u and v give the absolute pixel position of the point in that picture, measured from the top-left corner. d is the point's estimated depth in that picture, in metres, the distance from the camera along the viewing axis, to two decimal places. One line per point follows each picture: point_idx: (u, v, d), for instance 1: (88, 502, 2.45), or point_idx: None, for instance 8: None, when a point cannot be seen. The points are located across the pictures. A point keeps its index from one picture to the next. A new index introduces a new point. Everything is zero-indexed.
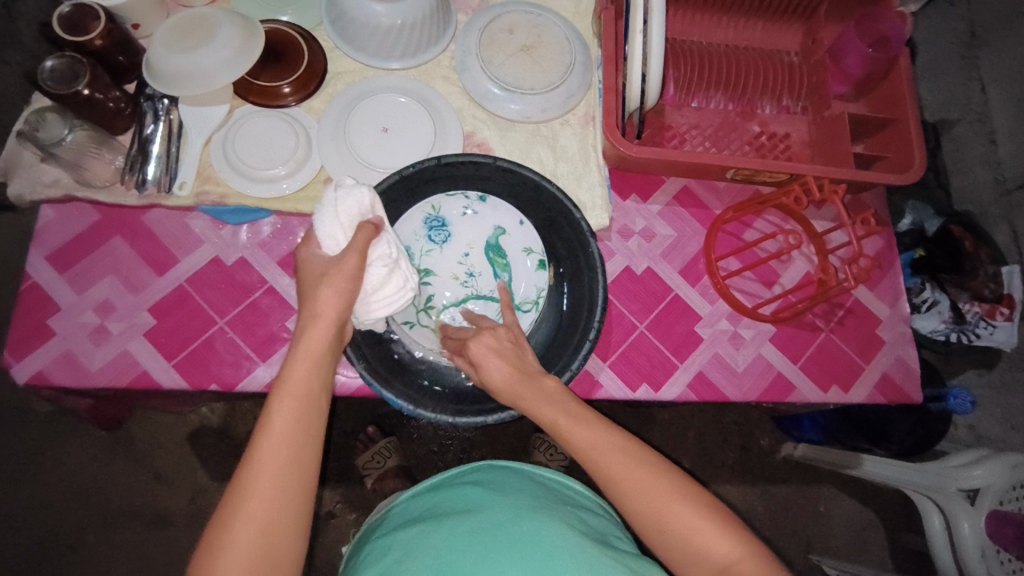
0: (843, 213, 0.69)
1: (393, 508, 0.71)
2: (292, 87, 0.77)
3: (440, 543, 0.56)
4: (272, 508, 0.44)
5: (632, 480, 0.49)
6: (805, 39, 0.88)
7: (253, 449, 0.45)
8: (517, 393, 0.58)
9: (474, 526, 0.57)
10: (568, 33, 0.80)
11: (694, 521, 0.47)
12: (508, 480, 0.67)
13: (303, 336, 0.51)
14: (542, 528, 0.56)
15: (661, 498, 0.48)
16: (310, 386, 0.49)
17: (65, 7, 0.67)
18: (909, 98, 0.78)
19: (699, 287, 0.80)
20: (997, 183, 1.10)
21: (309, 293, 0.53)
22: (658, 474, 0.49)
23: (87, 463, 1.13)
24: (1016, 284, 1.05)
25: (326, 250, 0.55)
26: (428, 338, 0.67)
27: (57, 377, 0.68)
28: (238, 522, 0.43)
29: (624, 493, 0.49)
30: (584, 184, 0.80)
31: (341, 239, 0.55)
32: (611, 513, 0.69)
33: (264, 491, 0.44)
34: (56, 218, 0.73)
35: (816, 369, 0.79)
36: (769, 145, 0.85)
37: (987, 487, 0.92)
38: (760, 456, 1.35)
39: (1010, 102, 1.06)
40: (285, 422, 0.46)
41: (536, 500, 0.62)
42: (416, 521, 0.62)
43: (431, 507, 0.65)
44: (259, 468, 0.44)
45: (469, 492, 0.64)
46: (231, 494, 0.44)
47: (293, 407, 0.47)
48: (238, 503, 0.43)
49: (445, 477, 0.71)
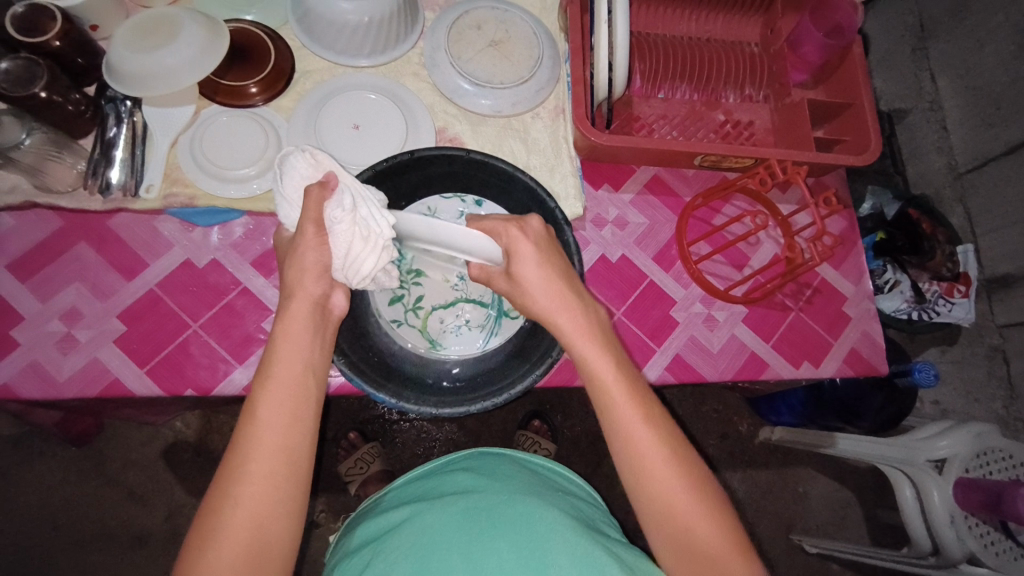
0: (806, 192, 0.72)
1: (383, 494, 0.71)
2: (258, 87, 0.76)
3: (432, 525, 0.56)
4: (263, 496, 0.43)
5: (660, 481, 0.48)
6: (764, 31, 0.91)
7: (242, 435, 0.45)
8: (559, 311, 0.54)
9: (467, 507, 0.57)
10: (536, 28, 0.81)
11: (689, 503, 0.47)
12: (498, 464, 0.67)
13: (283, 317, 0.51)
14: (534, 508, 0.57)
15: (675, 489, 0.48)
16: (298, 372, 0.48)
17: (18, 8, 0.66)
18: (864, 83, 0.81)
19: (673, 272, 0.82)
20: (950, 168, 1.15)
21: (289, 276, 0.53)
22: (665, 446, 0.49)
23: (56, 484, 1.09)
24: (970, 261, 1.11)
25: (288, 222, 0.57)
26: (416, 337, 0.71)
27: (24, 390, 0.66)
28: (230, 508, 0.43)
29: (631, 459, 0.49)
30: (557, 175, 0.82)
31: (294, 209, 0.57)
32: (595, 497, 0.70)
33: (254, 478, 0.44)
34: (17, 225, 0.71)
35: (788, 347, 0.82)
36: (733, 133, 0.87)
37: (953, 456, 0.96)
38: (738, 442, 1.38)
39: (958, 90, 1.11)
40: (274, 408, 0.46)
41: (526, 483, 0.63)
42: (408, 503, 0.63)
43: (422, 491, 0.65)
44: (249, 455, 0.44)
45: (459, 476, 0.64)
46: (221, 480, 0.44)
47: (281, 394, 0.47)
48: (229, 490, 0.43)
49: (435, 464, 0.71)
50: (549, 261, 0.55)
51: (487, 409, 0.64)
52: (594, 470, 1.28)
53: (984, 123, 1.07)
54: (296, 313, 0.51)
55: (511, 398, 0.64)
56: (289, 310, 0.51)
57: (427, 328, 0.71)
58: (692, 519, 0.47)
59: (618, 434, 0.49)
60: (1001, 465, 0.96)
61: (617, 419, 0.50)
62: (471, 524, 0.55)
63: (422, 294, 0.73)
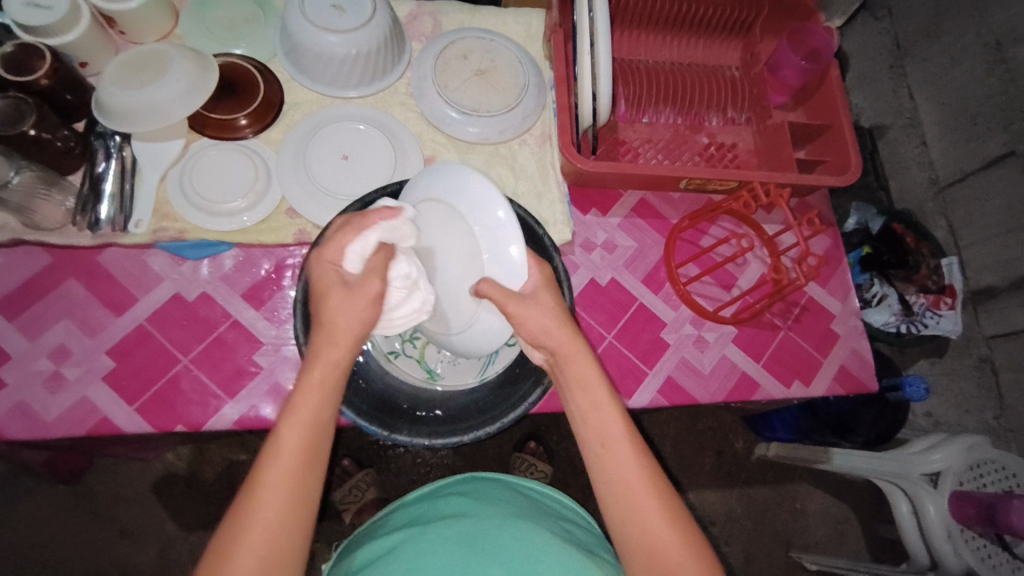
0: (789, 214, 0.74)
1: (380, 519, 0.70)
2: (248, 119, 0.77)
3: (426, 548, 0.56)
4: (270, 546, 0.42)
5: (650, 533, 0.47)
6: (744, 55, 0.93)
7: (254, 479, 0.43)
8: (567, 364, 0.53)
9: (462, 530, 0.58)
10: (521, 57, 0.83)
11: (683, 555, 0.46)
12: (492, 489, 0.67)
13: (317, 359, 0.48)
14: (529, 532, 0.57)
15: (662, 537, 0.47)
16: (322, 415, 0.46)
17: (8, 47, 0.66)
18: (841, 105, 0.83)
19: (662, 294, 0.83)
20: (931, 182, 1.18)
21: (320, 310, 0.50)
22: (660, 497, 0.48)
23: (43, 522, 1.07)
24: (955, 275, 1.12)
25: (350, 275, 0.52)
26: (414, 369, 0.70)
27: (11, 430, 0.65)
28: (235, 558, 0.41)
29: (621, 510, 0.48)
30: (545, 201, 0.82)
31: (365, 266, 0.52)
32: (588, 519, 0.71)
33: (270, 527, 0.42)
34: (5, 263, 0.71)
35: (778, 367, 0.82)
36: (717, 155, 0.89)
37: (947, 469, 0.96)
38: (735, 458, 1.38)
39: (935, 107, 1.14)
40: (291, 453, 0.44)
41: (519, 507, 0.63)
42: (404, 526, 0.62)
43: (416, 515, 0.64)
44: (262, 501, 0.42)
45: (454, 500, 0.65)
46: (227, 525, 0.42)
47: (300, 436, 0.45)
48: (235, 537, 0.42)
49: (428, 489, 0.71)
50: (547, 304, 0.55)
51: (479, 439, 0.66)
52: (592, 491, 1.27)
53: (963, 138, 1.09)
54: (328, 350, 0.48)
55: (504, 427, 0.66)
56: (317, 348, 0.48)
57: (424, 359, 0.71)
58: (683, 553, 0.47)
59: (610, 479, 0.49)
60: (995, 477, 0.96)
61: (614, 464, 0.49)
62: (466, 546, 0.56)
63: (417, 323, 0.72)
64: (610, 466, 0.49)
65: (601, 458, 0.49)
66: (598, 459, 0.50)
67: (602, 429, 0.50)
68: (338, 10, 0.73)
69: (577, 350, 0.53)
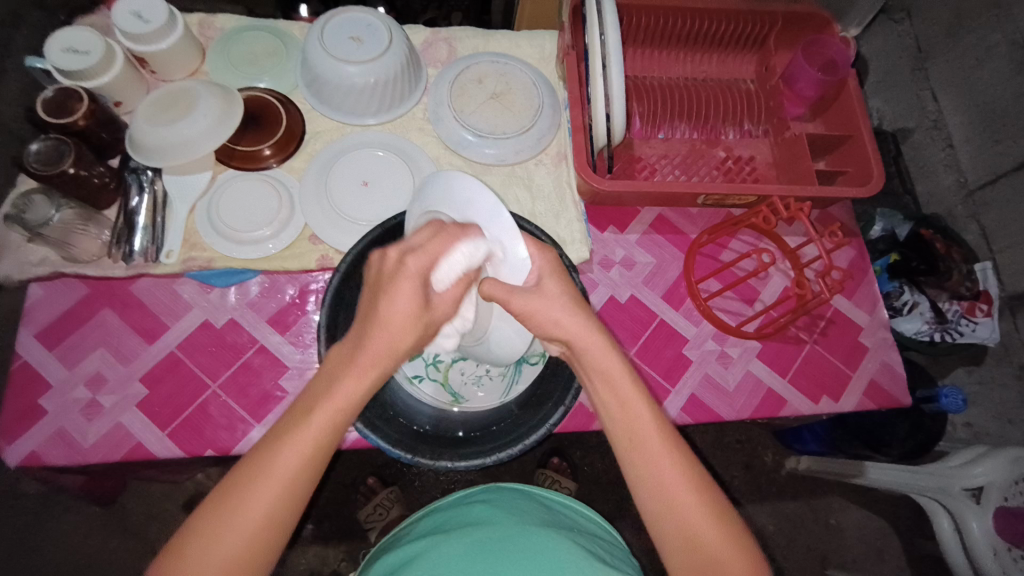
0: (810, 227, 0.73)
1: (406, 526, 0.71)
2: (272, 149, 0.80)
3: (447, 555, 0.57)
4: (264, 522, 0.41)
5: (690, 536, 0.45)
6: (759, 68, 0.93)
7: (268, 450, 0.42)
8: (586, 346, 0.50)
9: (482, 539, 0.58)
10: (535, 79, 0.85)
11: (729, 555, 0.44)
12: (516, 499, 0.67)
13: (361, 352, 0.45)
14: (551, 542, 0.57)
15: (704, 537, 0.44)
16: (328, 433, 0.43)
17: (48, 92, 0.70)
18: (861, 115, 0.82)
19: (683, 310, 0.82)
20: (960, 185, 1.15)
21: (378, 306, 0.45)
22: (702, 492, 0.46)
23: (80, 543, 1.10)
24: (991, 279, 1.10)
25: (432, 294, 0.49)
26: (438, 391, 0.71)
27: (50, 457, 0.67)
28: (229, 520, 0.40)
29: (661, 509, 0.46)
30: (562, 221, 0.83)
31: (448, 291, 0.50)
32: (611, 532, 0.70)
33: (243, 534, 0.41)
34: (44, 295, 0.74)
35: (805, 381, 0.80)
36: (735, 169, 0.88)
37: (990, 484, 0.92)
38: (765, 472, 1.35)
39: (961, 108, 1.11)
40: (309, 441, 0.42)
41: (541, 519, 0.63)
42: (428, 535, 0.63)
43: (440, 523, 0.65)
44: (245, 505, 0.41)
45: (476, 508, 0.65)
46: (230, 483, 0.42)
47: (322, 428, 0.43)
48: (232, 501, 0.41)
49: (453, 498, 0.71)
50: (571, 302, 0.51)
51: (502, 461, 0.65)
52: (618, 507, 1.26)
53: (992, 139, 1.06)
54: (373, 351, 0.45)
55: (526, 449, 0.64)
56: (364, 345, 0.44)
57: (448, 382, 0.72)
58: (726, 554, 0.44)
59: (648, 483, 0.46)
60: None
61: (651, 458, 0.46)
62: (484, 557, 0.56)
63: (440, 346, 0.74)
64: (644, 459, 0.46)
65: (635, 452, 0.47)
66: (631, 452, 0.47)
67: (633, 422, 0.47)
68: (355, 41, 0.76)
69: (596, 349, 0.50)
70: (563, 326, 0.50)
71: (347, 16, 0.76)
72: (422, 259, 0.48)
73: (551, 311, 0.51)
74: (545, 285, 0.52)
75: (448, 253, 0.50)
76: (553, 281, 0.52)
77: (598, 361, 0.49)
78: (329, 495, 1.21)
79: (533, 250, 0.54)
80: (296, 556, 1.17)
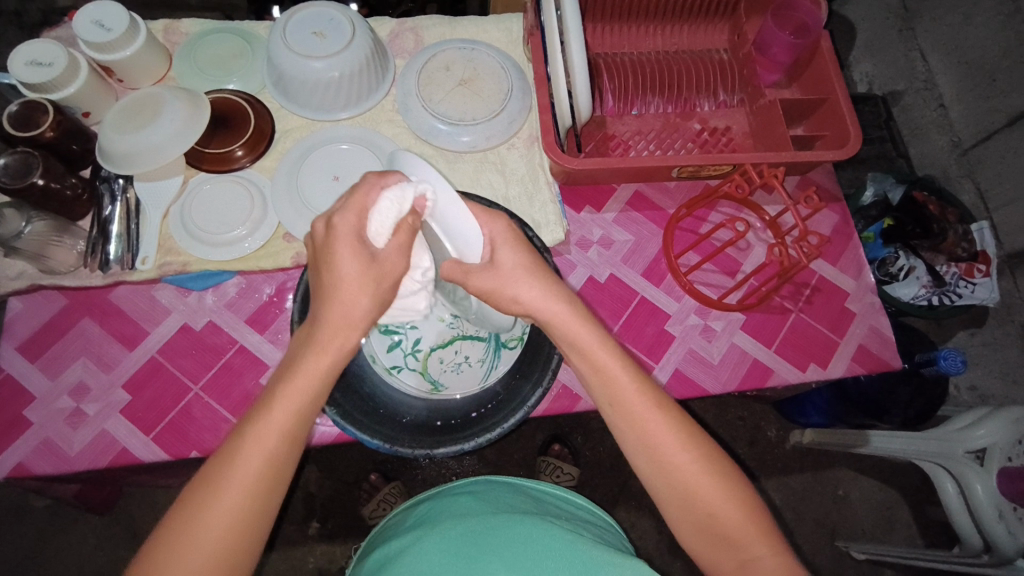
0: (784, 193, 0.73)
1: (394, 519, 0.71)
2: (243, 150, 0.80)
3: (435, 545, 0.56)
4: (236, 520, 0.42)
5: (679, 481, 0.47)
6: (732, 36, 0.91)
7: (223, 463, 0.42)
8: (555, 317, 0.51)
9: (468, 528, 0.58)
10: (502, 62, 0.84)
11: (720, 501, 0.46)
12: (502, 490, 0.67)
13: (320, 323, 0.46)
14: (537, 525, 0.57)
15: (688, 482, 0.47)
16: (295, 416, 0.44)
17: (13, 107, 0.70)
18: (834, 76, 0.80)
19: (664, 286, 0.81)
20: (953, 146, 1.12)
21: (326, 275, 0.46)
22: (691, 444, 0.47)
23: (87, 552, 1.11)
24: (987, 239, 1.06)
25: (373, 251, 0.47)
26: (417, 381, 0.70)
27: (37, 466, 0.68)
28: (196, 528, 0.41)
29: (651, 461, 0.47)
30: (536, 203, 0.82)
31: (390, 242, 0.48)
32: (599, 514, 0.70)
33: (217, 527, 0.41)
34: (25, 308, 0.75)
35: (792, 351, 0.79)
36: (711, 141, 0.87)
37: (993, 445, 0.90)
38: (769, 447, 1.34)
39: (951, 66, 1.08)
40: (269, 440, 0.43)
41: (525, 507, 0.63)
42: (414, 528, 0.62)
43: (425, 516, 0.65)
44: (218, 499, 0.41)
45: (462, 499, 0.65)
46: (183, 505, 0.42)
47: (284, 418, 0.44)
48: (191, 520, 0.41)
49: (440, 489, 0.71)
50: (532, 272, 0.52)
51: (480, 446, 0.66)
52: (622, 490, 1.26)
53: (982, 95, 1.04)
54: (327, 329, 0.45)
55: (507, 431, 0.66)
56: (318, 324, 0.46)
57: (427, 370, 0.70)
58: (716, 501, 0.46)
59: (635, 437, 0.48)
60: None
61: (639, 417, 0.48)
62: (470, 546, 0.55)
63: (418, 335, 0.71)
64: (630, 421, 0.48)
65: (618, 414, 0.49)
66: (615, 413, 0.49)
67: (611, 384, 0.49)
68: (318, 36, 0.75)
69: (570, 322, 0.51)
70: (530, 299, 0.51)
71: (309, 12, 0.75)
72: (348, 217, 0.46)
73: (508, 288, 0.51)
74: (503, 262, 0.52)
75: (375, 202, 0.47)
76: (508, 253, 0.52)
77: (569, 330, 0.51)
78: (331, 494, 1.22)
79: (490, 220, 0.52)
80: (304, 555, 1.18)
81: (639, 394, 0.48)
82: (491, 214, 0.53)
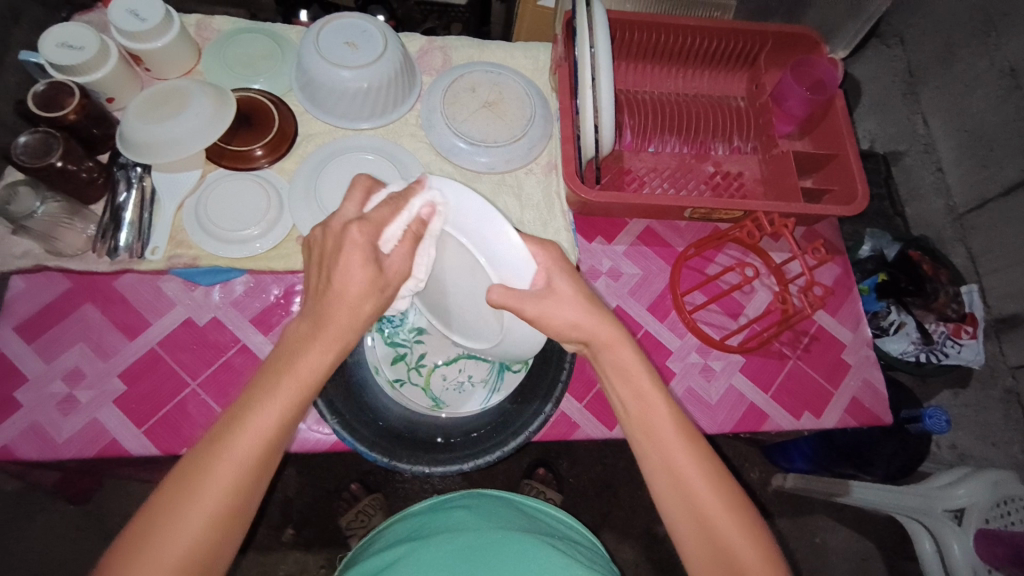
0: (792, 242, 0.75)
1: (382, 530, 0.70)
2: (264, 150, 0.80)
3: (430, 559, 0.56)
4: (230, 492, 0.40)
5: (698, 511, 0.46)
6: (749, 85, 0.94)
7: (214, 442, 0.41)
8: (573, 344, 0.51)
9: (464, 543, 0.57)
10: (528, 89, 0.86)
11: (733, 533, 0.46)
12: (496, 506, 0.67)
13: (328, 320, 0.45)
14: (535, 543, 0.57)
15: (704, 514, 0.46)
16: (296, 400, 0.43)
17: (39, 86, 0.70)
18: (847, 134, 0.83)
19: (668, 322, 0.83)
20: (949, 210, 1.16)
21: (331, 277, 0.46)
22: (711, 473, 0.47)
23: (51, 544, 1.08)
24: (977, 303, 1.10)
25: (382, 257, 0.48)
26: (420, 397, 0.70)
27: (22, 451, 0.66)
28: (191, 496, 0.39)
29: (671, 487, 0.47)
30: (550, 229, 0.83)
31: (396, 249, 0.49)
32: (588, 536, 0.70)
33: (210, 495, 0.40)
34: (26, 288, 0.74)
35: (787, 398, 0.81)
36: (724, 184, 0.89)
37: (972, 505, 0.91)
38: (750, 489, 1.34)
39: (952, 133, 1.12)
40: (273, 413, 0.42)
41: (518, 523, 0.63)
42: (405, 542, 0.62)
43: (418, 528, 0.64)
44: (214, 470, 0.40)
45: (456, 513, 0.64)
46: (179, 469, 0.40)
47: (290, 394, 0.43)
48: (185, 485, 0.40)
49: (430, 502, 0.71)
50: (550, 300, 0.52)
51: (479, 467, 0.66)
52: (603, 521, 1.25)
53: (979, 164, 1.08)
54: (334, 325, 0.45)
55: (504, 456, 0.67)
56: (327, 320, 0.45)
57: (429, 387, 0.71)
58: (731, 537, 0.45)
59: (655, 462, 0.48)
60: None
61: (658, 443, 0.48)
62: (466, 560, 0.55)
63: (423, 351, 0.73)
64: (659, 448, 0.48)
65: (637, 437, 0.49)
66: (638, 434, 0.49)
67: (645, 410, 0.49)
68: (350, 47, 0.76)
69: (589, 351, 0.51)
70: (566, 321, 0.51)
71: (342, 22, 0.76)
72: (365, 227, 0.47)
73: (544, 310, 0.52)
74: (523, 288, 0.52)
75: (390, 216, 0.50)
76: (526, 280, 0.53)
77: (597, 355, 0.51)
78: (310, 501, 1.20)
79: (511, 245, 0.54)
80: (276, 562, 1.16)
81: (659, 422, 0.48)
82: (513, 239, 0.54)
